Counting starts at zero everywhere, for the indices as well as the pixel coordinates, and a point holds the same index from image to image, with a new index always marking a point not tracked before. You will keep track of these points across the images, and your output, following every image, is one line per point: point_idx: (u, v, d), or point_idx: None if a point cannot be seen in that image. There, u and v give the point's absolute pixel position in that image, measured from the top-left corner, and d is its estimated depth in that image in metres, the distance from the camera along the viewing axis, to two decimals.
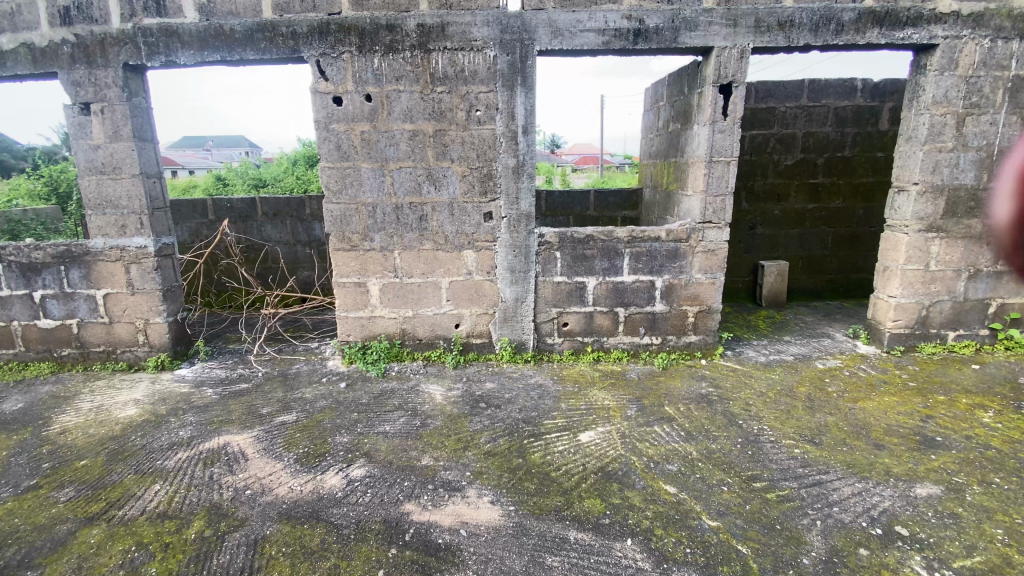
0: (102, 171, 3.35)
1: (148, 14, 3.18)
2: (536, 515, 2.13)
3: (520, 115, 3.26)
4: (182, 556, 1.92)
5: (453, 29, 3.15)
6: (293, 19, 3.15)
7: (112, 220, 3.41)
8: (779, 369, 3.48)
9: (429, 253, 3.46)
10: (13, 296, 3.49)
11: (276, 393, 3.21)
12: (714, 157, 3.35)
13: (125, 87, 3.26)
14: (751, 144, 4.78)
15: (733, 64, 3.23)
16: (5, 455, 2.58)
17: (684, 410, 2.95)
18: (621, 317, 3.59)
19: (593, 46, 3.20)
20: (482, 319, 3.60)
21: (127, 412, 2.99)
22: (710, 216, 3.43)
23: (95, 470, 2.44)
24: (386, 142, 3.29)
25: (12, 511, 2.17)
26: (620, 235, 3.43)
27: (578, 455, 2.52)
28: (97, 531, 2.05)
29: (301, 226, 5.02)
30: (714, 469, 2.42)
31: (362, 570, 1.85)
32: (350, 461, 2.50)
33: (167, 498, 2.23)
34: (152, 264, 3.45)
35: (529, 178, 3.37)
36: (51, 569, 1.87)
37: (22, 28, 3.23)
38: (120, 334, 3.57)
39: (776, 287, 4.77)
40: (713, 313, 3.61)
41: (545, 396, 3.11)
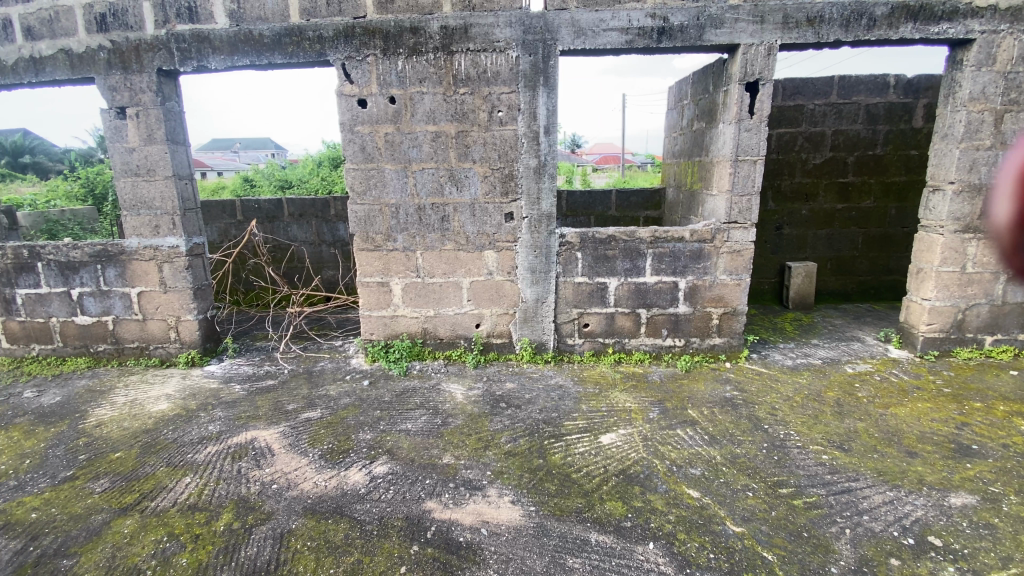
0: (137, 173, 3.47)
1: (181, 20, 3.28)
2: (557, 516, 2.12)
3: (541, 115, 3.26)
4: (212, 547, 1.97)
5: (476, 30, 3.17)
6: (319, 23, 3.21)
7: (147, 220, 3.53)
8: (807, 373, 3.39)
9: (451, 253, 3.49)
10: (53, 294, 3.64)
11: (301, 390, 3.27)
12: (740, 156, 3.30)
13: (160, 91, 3.37)
14: (777, 142, 4.68)
15: (760, 61, 3.17)
16: (45, 446, 2.69)
17: (708, 413, 2.90)
18: (643, 318, 3.56)
19: (615, 45, 3.18)
20: (502, 320, 3.61)
21: (159, 406, 3.08)
22: (736, 216, 3.37)
23: (129, 462, 2.52)
24: (409, 143, 3.33)
25: (50, 501, 2.26)
26: (643, 235, 3.39)
27: (599, 457, 2.51)
28: (130, 522, 2.12)
29: (326, 226, 5.11)
30: (738, 474, 2.38)
31: (384, 567, 1.87)
32: (373, 458, 2.53)
33: (197, 491, 2.30)
34: (183, 263, 3.55)
35: (550, 178, 3.36)
36: (87, 557, 1.94)
37: (61, 35, 3.35)
38: (153, 330, 3.69)
39: (803, 288, 4.66)
40: (738, 315, 3.55)
41: (565, 397, 3.10)
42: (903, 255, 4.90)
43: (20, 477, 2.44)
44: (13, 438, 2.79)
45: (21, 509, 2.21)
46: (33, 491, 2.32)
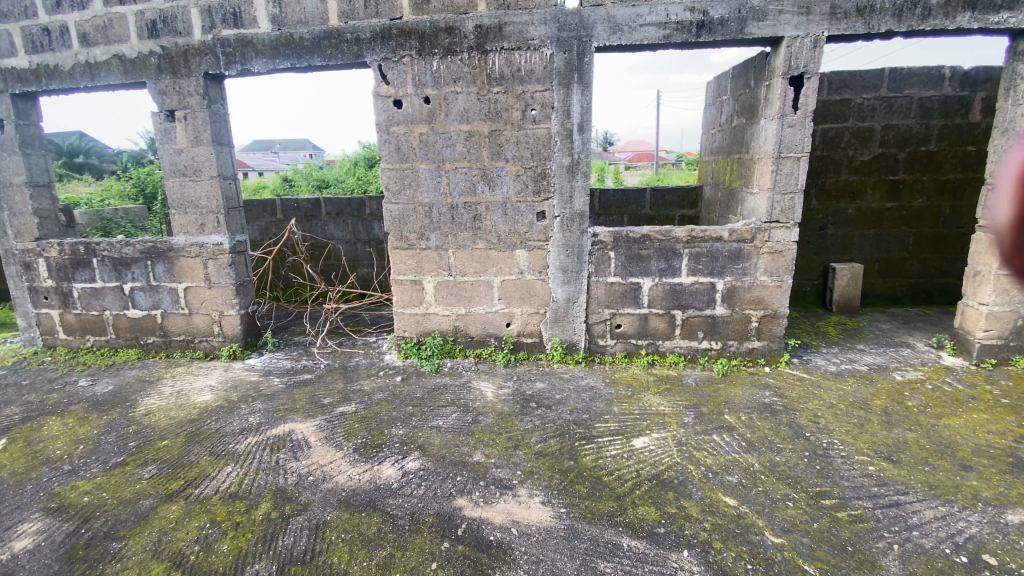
0: (184, 173, 3.62)
1: (226, 25, 3.40)
2: (588, 519, 2.10)
3: (576, 113, 3.23)
4: (252, 535, 2.03)
5: (511, 29, 3.16)
6: (357, 25, 3.27)
7: (193, 219, 3.68)
8: (851, 379, 3.24)
9: (482, 252, 3.49)
10: (106, 288, 3.84)
11: (336, 384, 3.35)
12: (782, 153, 3.18)
13: (206, 95, 3.50)
14: (822, 138, 4.50)
15: (805, 54, 3.05)
16: (99, 433, 2.84)
17: (746, 419, 2.81)
18: (678, 319, 3.48)
19: (652, 40, 3.12)
20: (533, 319, 3.59)
21: (203, 397, 3.21)
22: (777, 215, 3.26)
23: (175, 451, 2.64)
24: (443, 143, 3.35)
25: (102, 485, 2.38)
26: (679, 234, 3.32)
27: (631, 461, 2.46)
28: (175, 508, 2.21)
29: (361, 225, 5.21)
30: (778, 482, 2.29)
31: (416, 562, 1.88)
32: (405, 453, 2.56)
33: (238, 480, 2.38)
34: (226, 260, 3.69)
35: (583, 176, 3.32)
36: (135, 541, 2.03)
37: (114, 41, 3.52)
38: (198, 324, 3.84)
39: (848, 291, 4.46)
40: (779, 318, 3.42)
41: (597, 398, 3.06)
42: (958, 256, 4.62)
43: (75, 461, 2.58)
44: (70, 424, 2.96)
45: (75, 493, 2.34)
46: (87, 475, 2.45)
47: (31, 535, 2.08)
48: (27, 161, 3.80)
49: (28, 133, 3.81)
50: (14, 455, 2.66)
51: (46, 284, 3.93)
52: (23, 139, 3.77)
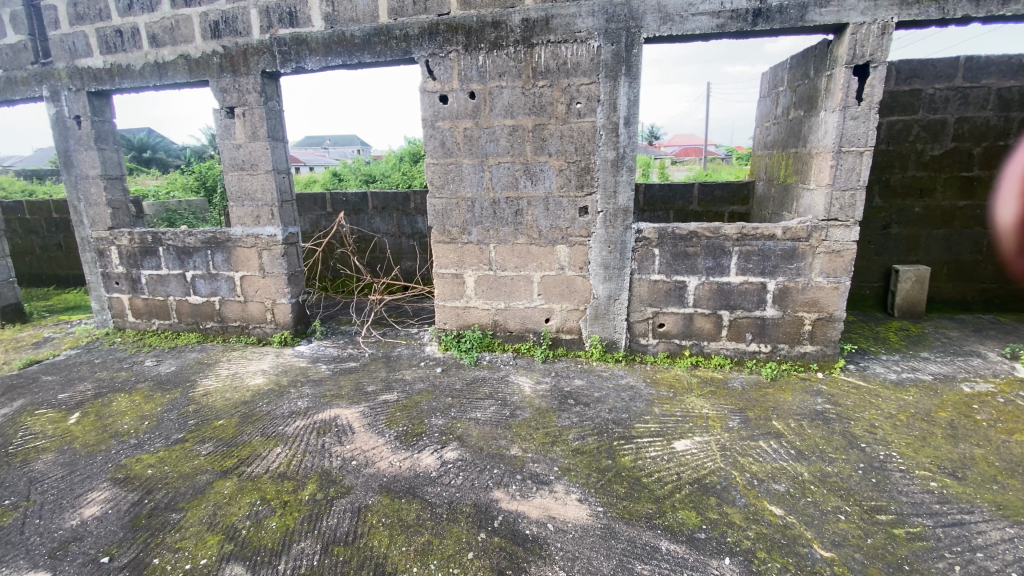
0: (242, 168, 3.80)
1: (283, 25, 3.53)
2: (626, 519, 2.07)
3: (622, 106, 3.16)
4: (298, 514, 2.13)
5: (558, 22, 3.13)
6: (406, 22, 3.33)
7: (249, 211, 3.86)
8: (913, 389, 3.04)
9: (523, 247, 3.49)
10: (171, 275, 4.09)
11: (379, 373, 3.44)
12: (844, 147, 3.01)
13: (263, 92, 3.65)
14: (887, 132, 4.22)
15: (872, 41, 2.87)
16: (162, 410, 3.04)
17: (795, 426, 2.69)
18: (725, 320, 3.36)
19: (705, 30, 3.01)
20: (573, 316, 3.57)
21: (256, 380, 3.38)
22: (836, 213, 3.09)
23: (230, 430, 2.78)
24: (487, 138, 3.37)
25: (163, 459, 2.54)
26: (728, 231, 3.20)
27: (671, 463, 2.41)
28: (229, 484, 2.34)
29: (406, 219, 5.32)
30: (828, 494, 2.19)
31: (453, 550, 1.92)
32: (443, 443, 2.60)
33: (287, 460, 2.49)
34: (279, 251, 3.85)
35: (629, 171, 3.26)
36: (193, 512, 2.16)
37: (180, 42, 3.72)
38: (253, 311, 4.03)
39: (911, 295, 4.18)
40: (834, 321, 3.25)
41: (637, 398, 3.01)
42: (1020, 260, 4.26)
43: (140, 436, 2.77)
44: (136, 400, 3.18)
45: (140, 465, 2.51)
46: (151, 450, 2.63)
47: (99, 502, 2.25)
48: (102, 155, 4.08)
49: (103, 129, 4.10)
50: (87, 428, 2.88)
51: (118, 270, 4.23)
52: (98, 135, 4.06)
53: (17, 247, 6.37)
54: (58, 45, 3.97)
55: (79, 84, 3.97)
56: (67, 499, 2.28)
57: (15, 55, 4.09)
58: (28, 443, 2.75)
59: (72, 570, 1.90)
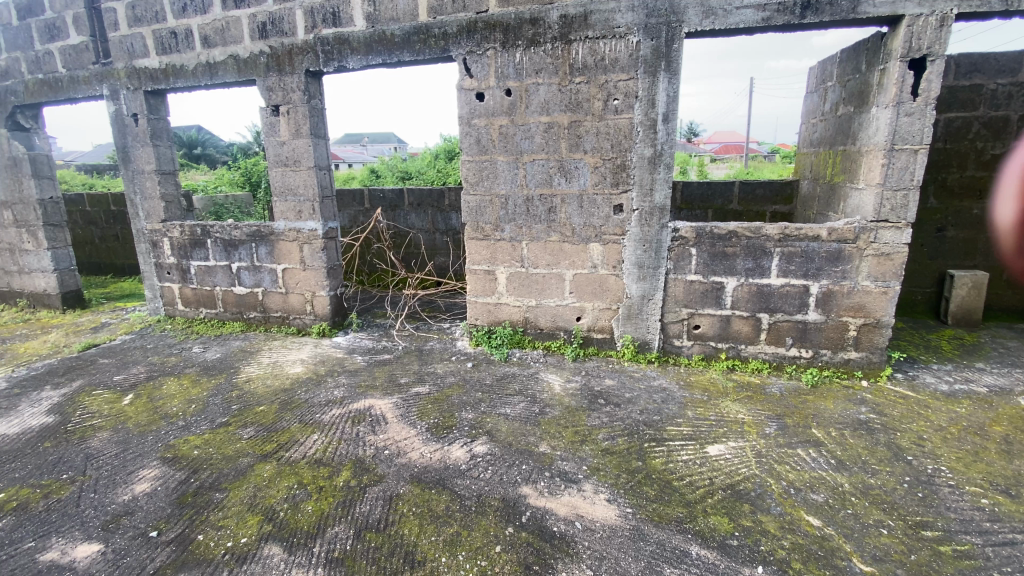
0: (286, 164, 3.94)
1: (326, 25, 3.63)
2: (656, 522, 2.04)
3: (661, 102, 3.11)
4: (333, 499, 2.20)
5: (596, 17, 3.10)
6: (444, 20, 3.36)
7: (292, 206, 3.99)
8: (966, 401, 2.87)
9: (556, 244, 3.48)
10: (218, 266, 4.28)
11: (412, 366, 3.51)
12: (896, 145, 2.87)
13: (307, 91, 3.77)
14: (945, 129, 3.99)
15: (929, 34, 2.72)
16: (207, 394, 3.20)
17: (836, 435, 2.59)
18: (765, 324, 3.26)
19: (750, 24, 2.92)
20: (605, 315, 3.53)
21: (295, 369, 3.50)
22: (886, 214, 2.95)
23: (270, 416, 2.90)
24: (522, 135, 3.37)
25: (208, 442, 2.67)
26: (770, 232, 3.10)
27: (704, 468, 2.36)
28: (269, 467, 2.43)
29: (440, 216, 5.39)
30: (869, 506, 2.10)
31: (481, 542, 1.94)
32: (473, 437, 2.63)
33: (323, 447, 2.57)
34: (319, 245, 3.97)
35: (666, 169, 3.20)
36: (235, 492, 2.27)
37: (230, 42, 3.88)
38: (293, 303, 4.18)
39: (967, 302, 3.95)
40: (882, 327, 3.11)
41: (669, 401, 2.96)
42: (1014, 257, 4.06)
43: (188, 418, 2.92)
44: (185, 384, 3.35)
45: (187, 446, 2.64)
46: (197, 431, 2.77)
47: (149, 480, 2.38)
48: (156, 151, 4.30)
49: (158, 126, 4.31)
50: (140, 409, 3.06)
51: (170, 260, 4.46)
52: (153, 131, 4.28)
53: (79, 237, 6.79)
54: (118, 46, 4.20)
55: (136, 83, 4.20)
56: (120, 475, 2.43)
57: (78, 56, 4.36)
58: (86, 421, 2.94)
59: (123, 542, 2.02)
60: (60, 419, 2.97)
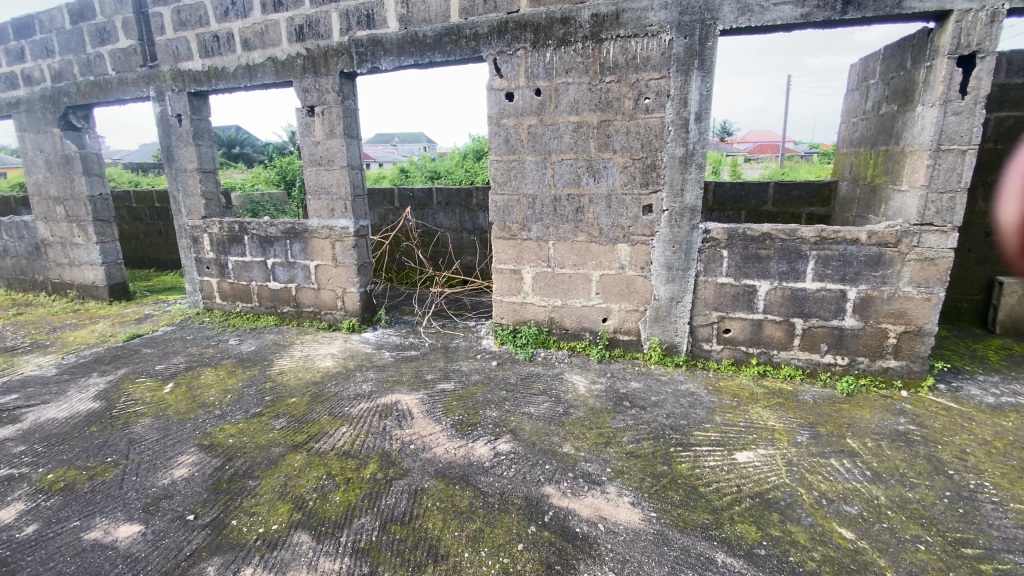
0: (320, 163, 4.04)
1: (360, 27, 3.71)
2: (680, 527, 2.01)
3: (693, 101, 3.05)
4: (360, 491, 2.25)
5: (628, 16, 3.07)
6: (476, 21, 3.39)
7: (325, 205, 4.10)
8: (1015, 415, 2.72)
9: (583, 245, 3.47)
10: (254, 262, 4.43)
11: (438, 362, 3.55)
12: (942, 145, 2.74)
13: (340, 92, 3.86)
14: (995, 129, 3.78)
15: (979, 30, 2.60)
16: (242, 385, 3.32)
17: (873, 446, 2.50)
18: (798, 329, 3.17)
19: (788, 20, 2.84)
20: (632, 317, 3.50)
21: (325, 363, 3.60)
22: (931, 217, 2.83)
23: (301, 408, 2.99)
24: (551, 135, 3.37)
25: (243, 431, 2.77)
26: (806, 234, 3.01)
27: (731, 475, 2.31)
28: (299, 457, 2.51)
29: (468, 215, 5.43)
30: (906, 521, 2.02)
31: (504, 540, 1.96)
32: (497, 435, 2.65)
33: (351, 439, 2.64)
34: (351, 242, 4.06)
35: (698, 169, 3.14)
36: (267, 480, 2.35)
37: (269, 45, 4.00)
38: (325, 298, 4.28)
39: (1018, 310, 3.76)
40: (924, 335, 2.98)
41: (697, 405, 2.91)
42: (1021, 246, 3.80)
43: (223, 408, 3.03)
44: (221, 375, 3.48)
45: (222, 434, 2.75)
46: (232, 421, 2.87)
47: (187, 465, 2.49)
48: (198, 150, 4.47)
49: (200, 126, 4.48)
50: (179, 397, 3.19)
51: (209, 255, 4.63)
52: (195, 131, 4.45)
53: (125, 232, 7.13)
54: (164, 49, 4.38)
55: (181, 85, 4.37)
56: (160, 460, 2.55)
57: (126, 59, 4.57)
58: (129, 407, 3.10)
59: (162, 523, 2.12)
60: (106, 405, 3.13)
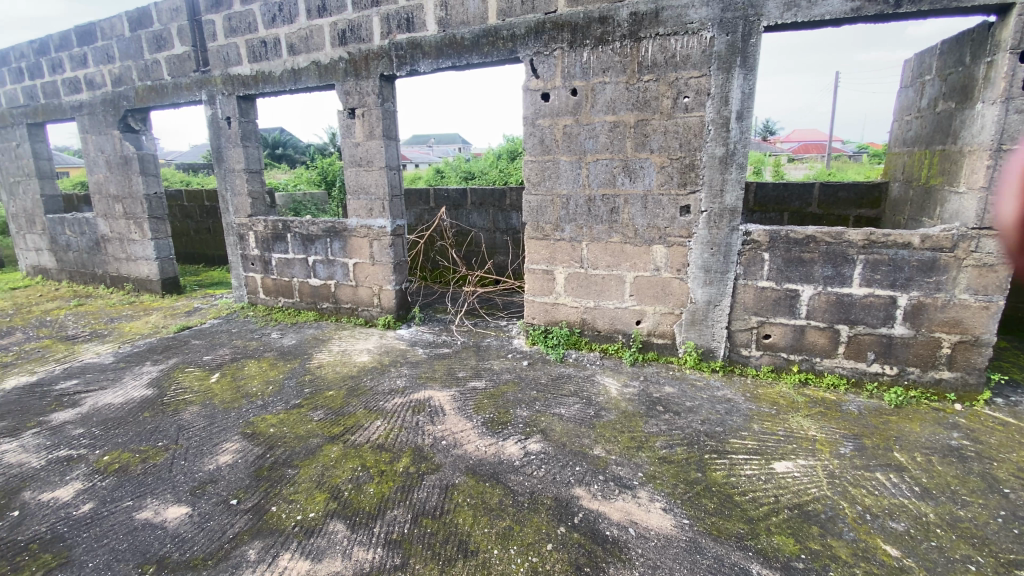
0: (359, 164, 4.16)
1: (400, 30, 3.79)
2: (714, 536, 1.97)
3: (735, 99, 2.98)
4: (393, 483, 2.30)
5: (668, 14, 3.03)
6: (513, 22, 3.41)
7: (364, 205, 4.21)
8: None
9: (617, 245, 3.44)
10: (296, 259, 4.60)
11: (470, 361, 3.59)
12: (1005, 144, 2.58)
13: (380, 94, 3.96)
14: None
15: None
16: (283, 377, 3.45)
17: (922, 461, 2.37)
18: (844, 336, 3.04)
19: (837, 15, 2.73)
20: (666, 319, 3.44)
21: (361, 358, 3.70)
22: (991, 221, 2.67)
23: (338, 401, 3.08)
24: (587, 135, 3.35)
25: (283, 421, 2.88)
26: (853, 237, 2.89)
27: (769, 485, 2.24)
28: (336, 449, 2.59)
29: (501, 215, 5.46)
30: (956, 540, 1.91)
31: (533, 539, 1.96)
32: (527, 434, 2.66)
33: (386, 433, 2.70)
34: (387, 242, 4.15)
35: (739, 169, 3.06)
36: (306, 469, 2.44)
37: (313, 49, 4.14)
38: (362, 295, 4.39)
39: None
40: (981, 346, 2.81)
41: (734, 412, 2.83)
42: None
43: (266, 398, 3.16)
44: (264, 367, 3.63)
45: (264, 424, 2.87)
46: (273, 411, 2.99)
47: (231, 452, 2.61)
48: (246, 151, 4.67)
49: (247, 128, 4.68)
50: (224, 387, 3.35)
51: (254, 252, 4.83)
52: (243, 133, 4.65)
53: (177, 229, 7.51)
54: (216, 55, 4.60)
55: (231, 89, 4.58)
56: (207, 446, 2.68)
57: (181, 65, 4.82)
58: (179, 395, 3.27)
59: (208, 506, 2.23)
60: (158, 392, 3.32)
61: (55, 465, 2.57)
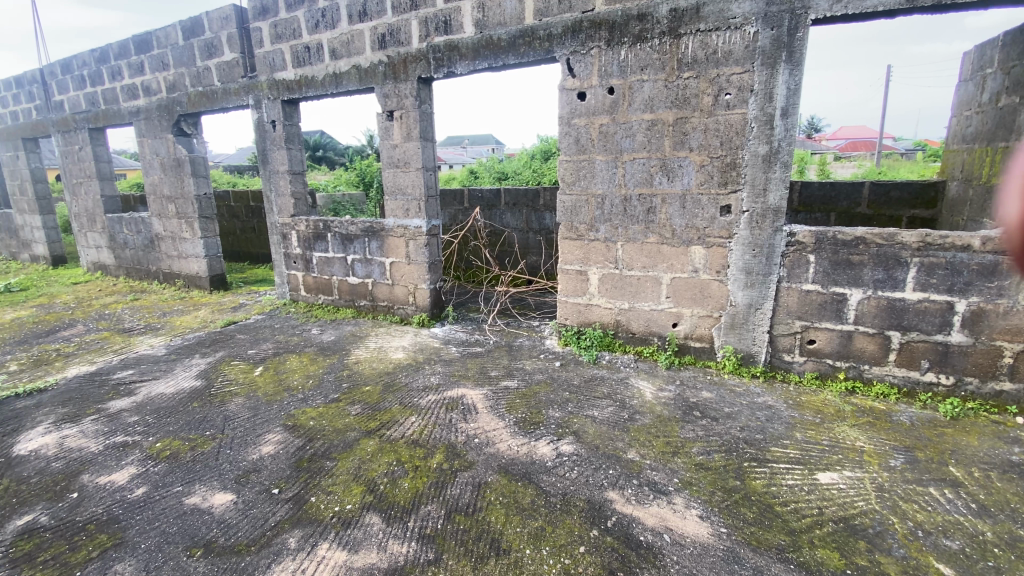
0: (396, 165, 4.24)
1: (438, 33, 3.84)
2: (753, 546, 1.91)
3: (780, 95, 2.88)
4: (427, 479, 2.34)
5: (709, 9, 2.95)
6: (550, 21, 3.40)
7: (401, 205, 4.29)
8: None
9: (654, 246, 3.38)
10: (335, 258, 4.73)
11: (502, 360, 3.61)
12: None
13: (418, 96, 4.02)
14: None
15: None
16: (322, 371, 3.56)
17: (981, 477, 2.23)
18: (895, 343, 2.89)
19: (891, 6, 2.60)
20: (704, 322, 3.36)
21: (397, 354, 3.77)
22: None
23: (375, 396, 3.15)
24: (623, 134, 3.31)
25: (322, 415, 2.97)
26: (907, 239, 2.74)
27: (812, 496, 2.15)
28: (372, 443, 2.65)
29: (535, 215, 5.46)
30: (1017, 561, 1.79)
31: (565, 540, 1.95)
32: (560, 435, 2.65)
33: (420, 429, 2.74)
34: (423, 241, 4.22)
35: (784, 167, 2.95)
36: (343, 462, 2.51)
37: (354, 53, 4.25)
38: (398, 294, 4.48)
39: None
40: None
41: (775, 420, 2.73)
42: None
43: (306, 392, 3.27)
44: (304, 361, 3.75)
45: (304, 417, 2.96)
46: (313, 404, 3.09)
47: (273, 443, 2.71)
48: (290, 153, 4.84)
49: (291, 131, 4.85)
50: (267, 380, 3.49)
51: (296, 251, 5.00)
52: (287, 136, 4.82)
53: (224, 228, 7.85)
54: (262, 61, 4.79)
55: (276, 93, 4.76)
56: (251, 436, 2.79)
57: (230, 71, 5.04)
58: (225, 387, 3.42)
59: (251, 494, 2.32)
60: (205, 383, 3.48)
61: (112, 450, 2.74)
